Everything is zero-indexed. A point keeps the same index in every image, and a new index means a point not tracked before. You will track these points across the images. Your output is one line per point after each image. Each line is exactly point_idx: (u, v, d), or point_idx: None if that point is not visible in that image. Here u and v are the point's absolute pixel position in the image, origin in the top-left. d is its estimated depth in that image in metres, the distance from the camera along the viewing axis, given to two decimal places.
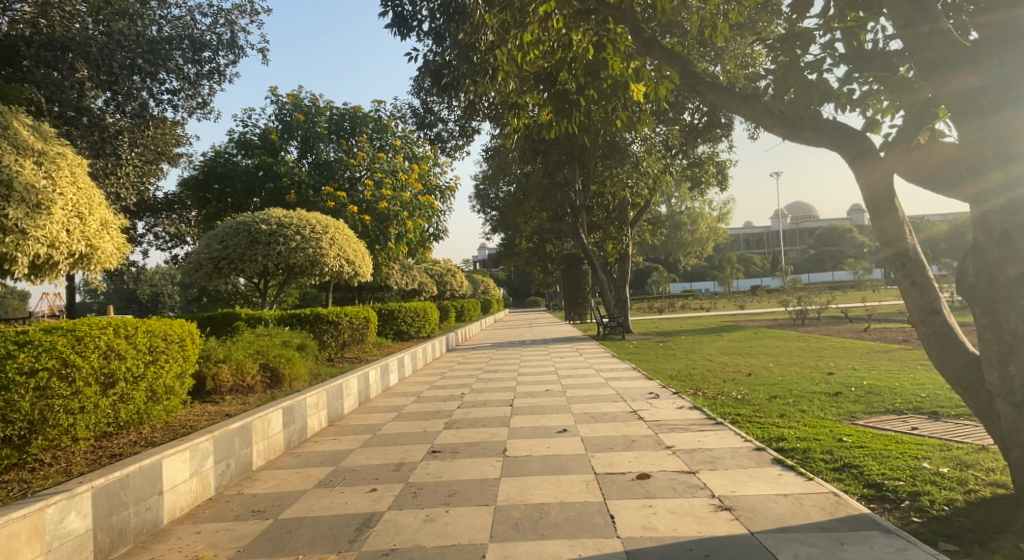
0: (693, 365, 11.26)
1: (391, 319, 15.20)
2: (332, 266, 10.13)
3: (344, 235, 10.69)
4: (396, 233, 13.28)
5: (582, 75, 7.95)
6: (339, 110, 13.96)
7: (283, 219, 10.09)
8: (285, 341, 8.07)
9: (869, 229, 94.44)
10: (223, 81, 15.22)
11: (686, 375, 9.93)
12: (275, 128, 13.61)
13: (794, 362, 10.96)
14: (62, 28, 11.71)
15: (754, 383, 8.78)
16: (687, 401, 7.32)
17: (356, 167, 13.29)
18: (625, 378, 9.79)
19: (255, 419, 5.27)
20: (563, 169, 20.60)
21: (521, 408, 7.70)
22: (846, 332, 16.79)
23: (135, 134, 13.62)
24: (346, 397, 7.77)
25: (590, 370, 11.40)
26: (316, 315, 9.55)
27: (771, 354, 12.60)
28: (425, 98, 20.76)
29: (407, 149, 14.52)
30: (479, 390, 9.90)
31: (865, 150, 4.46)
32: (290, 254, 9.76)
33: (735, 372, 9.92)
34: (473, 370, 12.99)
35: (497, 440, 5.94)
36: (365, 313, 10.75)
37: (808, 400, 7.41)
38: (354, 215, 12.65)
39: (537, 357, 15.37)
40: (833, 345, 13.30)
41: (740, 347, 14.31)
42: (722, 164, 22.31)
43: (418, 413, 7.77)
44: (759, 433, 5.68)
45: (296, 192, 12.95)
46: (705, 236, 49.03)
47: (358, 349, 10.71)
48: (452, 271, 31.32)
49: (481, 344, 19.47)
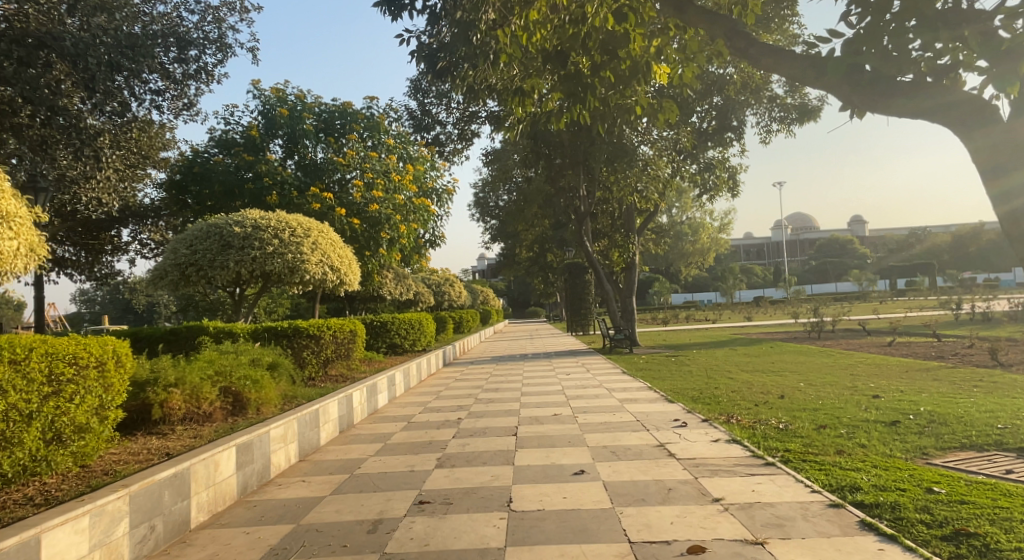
0: (714, 385, 10.17)
1: (383, 332, 14.07)
2: (313, 273, 9.05)
3: (329, 239, 9.61)
4: (389, 238, 12.18)
5: (596, 52, 6.81)
6: (329, 106, 13.02)
7: (259, 221, 9.03)
8: (253, 360, 6.95)
9: (872, 240, 93.57)
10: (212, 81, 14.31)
11: (711, 397, 8.83)
12: (257, 124, 12.53)
13: (828, 382, 9.86)
14: (39, 21, 10.65)
15: (792, 408, 7.68)
16: (722, 433, 6.24)
17: (346, 167, 12.24)
18: (642, 401, 8.70)
19: (195, 463, 4.19)
20: (567, 174, 19.54)
21: (526, 439, 6.58)
22: (871, 347, 15.72)
23: (116, 135, 12.66)
24: (322, 425, 6.66)
25: (600, 389, 10.30)
26: (295, 329, 8.48)
27: (797, 371, 11.52)
28: (422, 99, 19.84)
29: (401, 149, 13.51)
30: (479, 413, 8.81)
31: (983, 115, 3.44)
32: (265, 259, 8.71)
33: (765, 394, 8.83)
34: (472, 388, 11.89)
35: (500, 486, 4.83)
36: (351, 327, 9.63)
37: (863, 431, 6.32)
38: (341, 218, 11.55)
39: (541, 373, 14.27)
40: (862, 362, 12.21)
41: (759, 363, 13.21)
42: (733, 169, 21.30)
43: (407, 444, 6.67)
44: (824, 480, 4.57)
45: (279, 192, 11.82)
46: (707, 247, 48.07)
47: (344, 366, 9.60)
48: (451, 280, 30.28)
49: (480, 358, 18.29)
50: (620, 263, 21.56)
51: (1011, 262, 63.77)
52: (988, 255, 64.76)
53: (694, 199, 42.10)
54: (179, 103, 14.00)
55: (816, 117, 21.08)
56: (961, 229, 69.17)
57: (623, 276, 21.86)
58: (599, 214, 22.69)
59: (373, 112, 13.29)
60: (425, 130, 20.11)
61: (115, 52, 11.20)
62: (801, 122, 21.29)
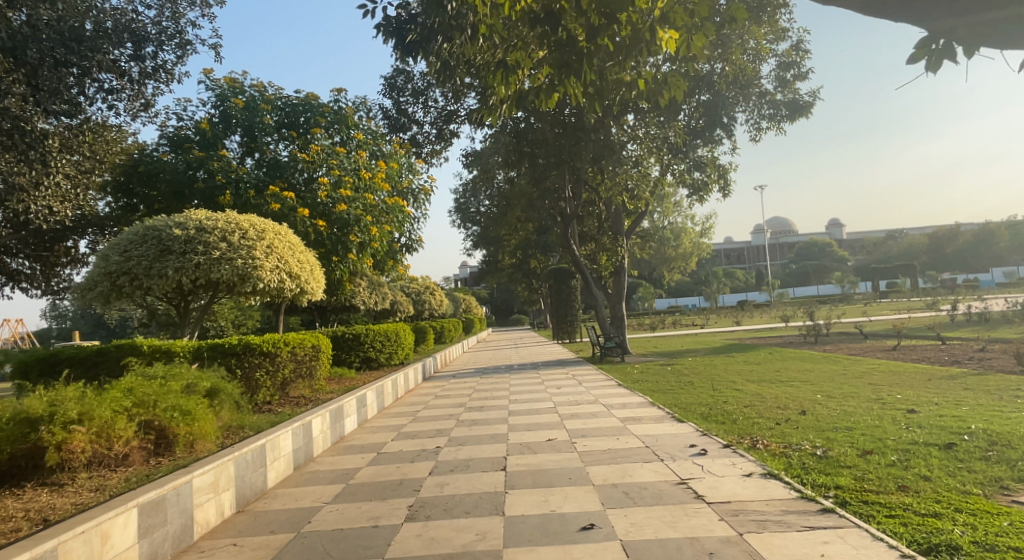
0: (722, 399, 9.15)
1: (356, 344, 12.91)
2: (268, 282, 7.88)
3: (288, 242, 8.45)
4: (359, 242, 11.02)
5: (594, 13, 5.66)
6: (292, 98, 11.86)
7: (204, 222, 7.87)
8: (187, 386, 5.78)
9: (850, 242, 93.96)
10: (172, 81, 13.10)
11: (724, 414, 7.79)
12: (211, 118, 11.25)
13: (847, 394, 8.88)
14: None
15: (821, 429, 6.67)
16: (754, 464, 5.20)
17: (310, 164, 11.07)
18: (647, 420, 7.64)
19: (65, 541, 3.07)
20: (552, 173, 18.48)
21: (517, 476, 5.46)
22: (877, 352, 14.85)
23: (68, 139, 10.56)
24: (268, 465, 5.51)
25: (596, 405, 9.23)
26: (245, 345, 7.30)
27: (807, 381, 10.55)
28: (397, 98, 18.74)
29: (373, 145, 12.39)
30: (462, 437, 7.68)
31: None
32: (211, 266, 7.56)
33: (786, 412, 7.78)
34: (454, 405, 10.76)
35: (488, 551, 3.72)
36: (313, 341, 8.46)
37: (917, 457, 5.32)
38: (304, 219, 10.34)
39: (529, 385, 13.16)
40: (874, 369, 11.30)
41: (763, 371, 12.25)
42: (724, 168, 20.45)
43: (374, 485, 5.51)
44: (907, 534, 3.54)
45: (233, 192, 10.59)
46: (689, 252, 47.34)
47: (307, 388, 8.43)
48: (431, 288, 29.08)
49: (463, 371, 17.11)
50: (609, 268, 20.49)
51: (989, 263, 64.16)
52: (966, 256, 65.17)
53: (676, 202, 41.40)
54: (134, 103, 12.79)
55: (807, 113, 20.40)
56: (939, 230, 69.63)
57: (612, 281, 20.81)
58: (585, 217, 21.77)
59: (341, 106, 12.19)
60: (402, 131, 19.04)
61: (59, 47, 9.27)
62: (792, 119, 20.57)
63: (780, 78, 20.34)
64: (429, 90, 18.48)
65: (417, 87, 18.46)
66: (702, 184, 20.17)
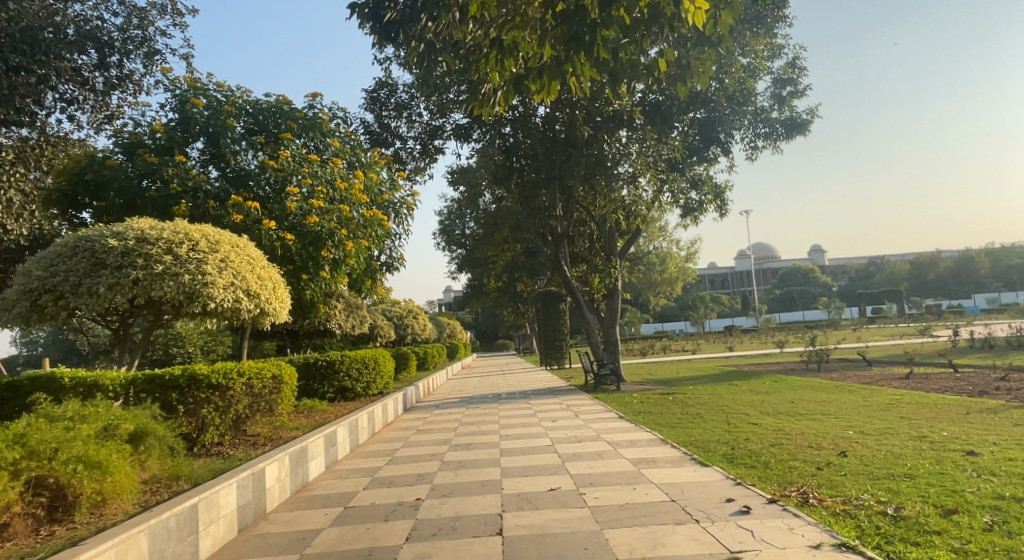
0: (741, 435, 8.08)
1: (330, 373, 11.78)
2: (221, 301, 6.75)
3: (248, 256, 7.30)
4: (333, 259, 9.90)
5: None
6: (262, 102, 10.80)
7: (146, 231, 6.74)
8: (104, 431, 4.64)
9: (832, 268, 94.10)
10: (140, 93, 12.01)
11: (752, 456, 6.71)
12: (169, 121, 10.10)
13: (884, 431, 7.82)
14: None
15: (875, 476, 5.62)
16: (817, 529, 4.13)
17: (279, 172, 9.98)
18: (665, 464, 6.55)
19: None
20: (541, 191, 17.60)
21: (519, 544, 4.33)
22: (889, 381, 13.89)
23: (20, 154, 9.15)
24: (199, 533, 4.34)
25: (599, 443, 8.10)
26: (190, 377, 6.20)
27: (830, 414, 9.50)
28: (380, 112, 17.80)
29: (350, 154, 11.39)
30: (447, 483, 6.51)
31: None
32: (152, 282, 6.45)
33: (823, 453, 6.71)
34: (437, 441, 9.56)
35: None
36: (276, 370, 7.29)
37: (1016, 518, 4.26)
38: (270, 232, 9.26)
39: (520, 417, 11.99)
40: (899, 400, 10.26)
41: (775, 403, 11.18)
42: (721, 187, 19.65)
43: (337, 556, 4.35)
44: None
45: (190, 202, 9.41)
46: (675, 277, 46.56)
47: (266, 425, 7.25)
48: (414, 311, 27.81)
49: (448, 400, 15.86)
50: (601, 291, 19.48)
51: (971, 290, 64.27)
52: (949, 283, 65.28)
53: (662, 227, 40.57)
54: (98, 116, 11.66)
55: (805, 131, 19.70)
56: (920, 256, 69.83)
57: (605, 305, 19.77)
58: (576, 236, 20.84)
59: (316, 111, 11.19)
60: (384, 147, 18.05)
61: None
62: (789, 137, 19.85)
63: (777, 96, 19.58)
64: (413, 103, 17.59)
65: (400, 101, 17.57)
66: (697, 205, 19.38)
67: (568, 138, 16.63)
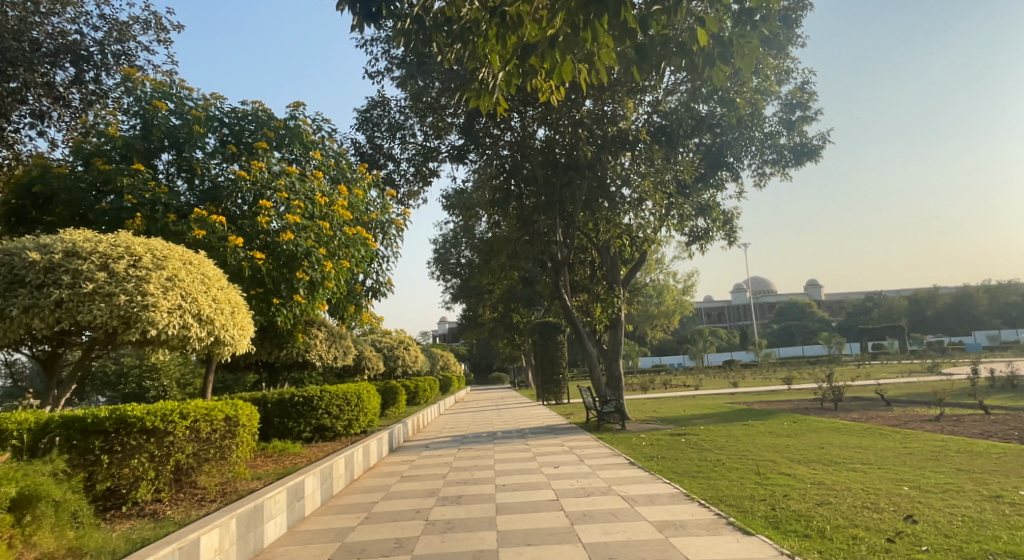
0: (779, 491, 6.90)
1: (306, 409, 10.60)
2: (164, 328, 5.62)
3: (202, 274, 6.19)
4: (309, 282, 8.79)
5: None
6: (238, 110, 9.82)
7: (78, 244, 5.66)
8: None
9: (830, 303, 93.32)
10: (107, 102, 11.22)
11: (803, 521, 5.55)
12: (130, 127, 9.07)
13: (947, 487, 6.66)
14: None
15: (970, 553, 4.49)
16: None
17: (250, 184, 8.91)
18: (700, 530, 5.39)
19: None
20: (540, 217, 16.67)
21: None
22: (918, 423, 12.73)
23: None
24: None
25: (613, 498, 6.91)
26: (118, 420, 5.08)
27: (873, 464, 8.34)
28: (371, 132, 16.91)
29: (333, 168, 10.38)
30: (432, 553, 5.30)
31: None
32: (80, 304, 5.38)
33: (887, 518, 5.57)
34: (424, 489, 8.34)
35: None
36: (231, 409, 6.12)
37: None
38: (237, 250, 8.23)
39: (518, 459, 10.74)
40: (945, 448, 9.08)
41: (803, 449, 9.99)
42: (728, 215, 18.71)
43: None
44: None
45: (147, 216, 8.33)
46: (672, 310, 45.54)
47: (217, 478, 6.07)
48: (406, 342, 26.55)
49: (438, 439, 14.59)
50: (603, 322, 18.34)
51: (971, 327, 63.42)
52: (948, 320, 64.44)
53: (659, 259, 39.63)
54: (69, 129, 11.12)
55: (815, 157, 18.83)
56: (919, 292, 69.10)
57: (608, 336, 18.61)
58: (577, 264, 19.95)
59: (298, 121, 10.20)
60: (375, 168, 17.11)
61: None
62: (798, 163, 18.94)
63: (787, 121, 18.46)
64: (407, 123, 16.71)
65: (394, 121, 16.69)
66: (704, 232, 18.44)
67: (569, 161, 15.76)
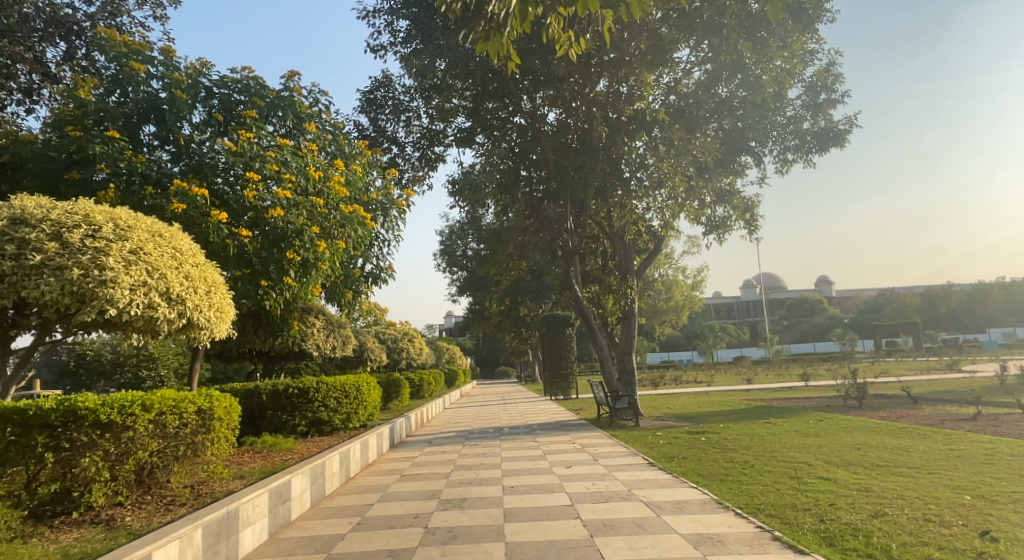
0: (824, 499, 6.10)
1: (301, 401, 9.89)
2: (126, 307, 4.90)
3: (173, 249, 5.45)
4: (301, 262, 8.08)
5: None
6: (227, 78, 9.08)
7: (28, 210, 4.94)
8: None
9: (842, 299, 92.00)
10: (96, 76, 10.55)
11: (861, 537, 4.77)
12: (107, 94, 8.33)
13: (1017, 497, 5.86)
14: None
15: None
16: None
17: (237, 155, 8.17)
18: (744, 547, 4.63)
19: None
20: (550, 203, 15.87)
21: None
22: (955, 423, 11.86)
23: None
24: None
25: (637, 505, 6.14)
26: (66, 413, 4.37)
27: (922, 468, 7.52)
28: (375, 114, 16.15)
29: (331, 143, 9.64)
30: None
31: None
32: (26, 279, 4.68)
33: (960, 534, 4.78)
34: (426, 489, 7.60)
35: None
36: (204, 400, 5.39)
37: None
38: (221, 226, 7.52)
39: (527, 457, 9.99)
40: (997, 451, 8.25)
41: (838, 450, 9.17)
42: (748, 202, 17.86)
43: None
44: None
45: (122, 189, 7.62)
46: (682, 305, 44.57)
47: (188, 478, 5.36)
48: (411, 335, 25.84)
49: (443, 435, 13.86)
50: (616, 314, 17.53)
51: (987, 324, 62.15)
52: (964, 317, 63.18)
53: (669, 253, 38.72)
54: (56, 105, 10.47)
55: (840, 143, 17.91)
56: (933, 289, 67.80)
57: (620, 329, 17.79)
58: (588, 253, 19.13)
59: (292, 91, 9.45)
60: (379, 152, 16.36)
61: None
62: (821, 149, 18.01)
63: (811, 105, 17.53)
64: (413, 105, 15.96)
65: (399, 102, 15.94)
66: (721, 221, 17.63)
67: (582, 144, 14.99)
